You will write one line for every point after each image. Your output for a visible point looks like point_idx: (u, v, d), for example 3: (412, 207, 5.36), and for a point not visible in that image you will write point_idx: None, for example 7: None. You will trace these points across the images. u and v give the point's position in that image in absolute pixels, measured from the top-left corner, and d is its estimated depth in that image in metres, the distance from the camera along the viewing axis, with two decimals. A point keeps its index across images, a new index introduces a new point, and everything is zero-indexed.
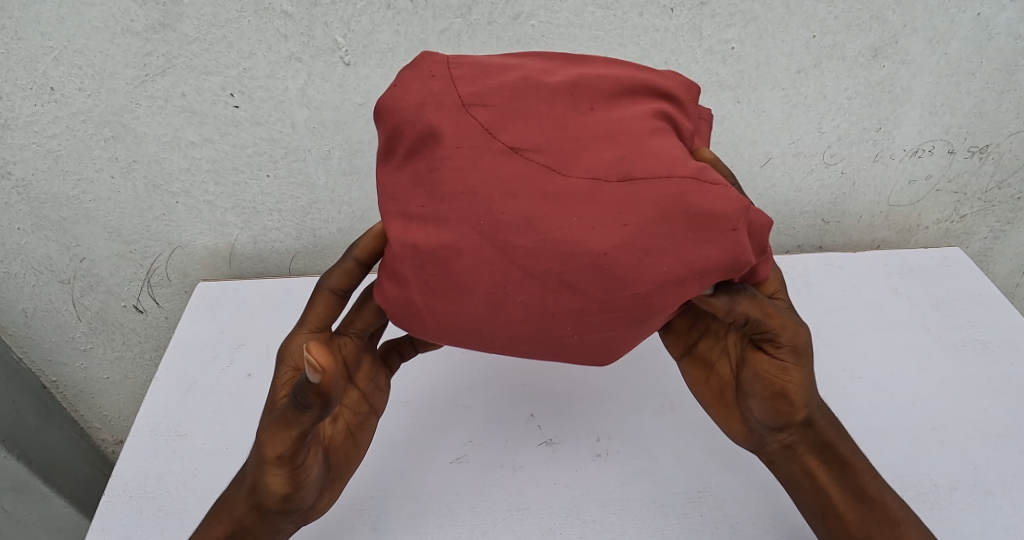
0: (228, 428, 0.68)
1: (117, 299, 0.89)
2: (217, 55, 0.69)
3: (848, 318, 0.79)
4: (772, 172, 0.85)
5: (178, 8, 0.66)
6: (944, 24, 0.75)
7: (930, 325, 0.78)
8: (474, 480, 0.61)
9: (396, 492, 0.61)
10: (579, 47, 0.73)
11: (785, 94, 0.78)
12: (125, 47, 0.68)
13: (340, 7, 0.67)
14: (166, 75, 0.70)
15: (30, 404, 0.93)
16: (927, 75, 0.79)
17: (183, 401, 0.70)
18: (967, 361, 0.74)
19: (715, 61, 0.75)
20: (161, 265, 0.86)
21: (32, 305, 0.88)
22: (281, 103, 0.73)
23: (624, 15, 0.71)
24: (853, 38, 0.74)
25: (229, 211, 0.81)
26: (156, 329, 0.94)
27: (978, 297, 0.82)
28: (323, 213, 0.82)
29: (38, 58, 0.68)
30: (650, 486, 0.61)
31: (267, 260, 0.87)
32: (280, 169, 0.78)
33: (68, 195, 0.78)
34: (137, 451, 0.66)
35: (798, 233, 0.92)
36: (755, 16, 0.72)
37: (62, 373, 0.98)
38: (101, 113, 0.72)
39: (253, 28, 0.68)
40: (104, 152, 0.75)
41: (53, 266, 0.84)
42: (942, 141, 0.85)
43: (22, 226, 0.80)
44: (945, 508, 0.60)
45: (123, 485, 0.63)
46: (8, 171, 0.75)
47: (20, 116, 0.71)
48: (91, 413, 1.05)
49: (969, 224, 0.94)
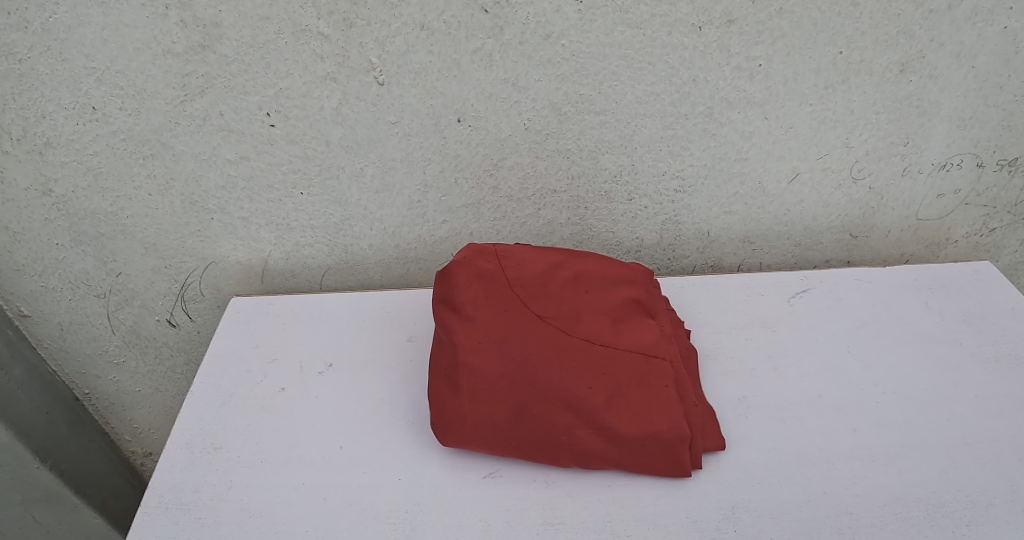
0: (262, 440, 0.68)
1: (152, 313, 0.91)
2: (255, 75, 0.71)
3: (880, 333, 0.78)
4: (800, 187, 0.85)
5: (218, 30, 0.68)
6: (972, 38, 0.75)
7: (963, 340, 0.77)
8: (508, 495, 0.62)
9: (431, 505, 0.61)
10: (609, 66, 0.73)
11: (813, 110, 0.78)
12: (166, 68, 0.70)
13: (375, 28, 0.68)
14: (205, 95, 0.72)
15: (63, 416, 0.96)
16: (955, 89, 0.78)
17: (218, 415, 0.71)
18: (1001, 377, 0.73)
19: (743, 77, 0.75)
20: (195, 280, 0.88)
21: (67, 319, 0.90)
22: (316, 122, 0.74)
23: (653, 34, 0.71)
24: (881, 53, 0.75)
25: (263, 227, 0.83)
26: (188, 343, 0.95)
27: (1013, 311, 0.81)
28: (355, 229, 0.84)
29: (82, 78, 0.70)
30: (683, 501, 0.61)
31: (299, 276, 0.89)
32: (314, 186, 0.79)
33: (107, 210, 0.80)
34: (174, 463, 0.67)
35: (826, 248, 0.92)
36: (783, 33, 0.72)
37: (94, 386, 0.99)
38: (141, 132, 0.74)
39: (290, 48, 0.69)
40: (143, 170, 0.77)
41: (90, 280, 0.86)
42: (970, 154, 0.84)
43: (61, 241, 0.82)
44: (981, 524, 0.60)
45: (160, 496, 0.64)
46: (50, 188, 0.77)
47: (62, 134, 0.74)
48: (122, 425, 1.06)
49: (999, 237, 0.94)
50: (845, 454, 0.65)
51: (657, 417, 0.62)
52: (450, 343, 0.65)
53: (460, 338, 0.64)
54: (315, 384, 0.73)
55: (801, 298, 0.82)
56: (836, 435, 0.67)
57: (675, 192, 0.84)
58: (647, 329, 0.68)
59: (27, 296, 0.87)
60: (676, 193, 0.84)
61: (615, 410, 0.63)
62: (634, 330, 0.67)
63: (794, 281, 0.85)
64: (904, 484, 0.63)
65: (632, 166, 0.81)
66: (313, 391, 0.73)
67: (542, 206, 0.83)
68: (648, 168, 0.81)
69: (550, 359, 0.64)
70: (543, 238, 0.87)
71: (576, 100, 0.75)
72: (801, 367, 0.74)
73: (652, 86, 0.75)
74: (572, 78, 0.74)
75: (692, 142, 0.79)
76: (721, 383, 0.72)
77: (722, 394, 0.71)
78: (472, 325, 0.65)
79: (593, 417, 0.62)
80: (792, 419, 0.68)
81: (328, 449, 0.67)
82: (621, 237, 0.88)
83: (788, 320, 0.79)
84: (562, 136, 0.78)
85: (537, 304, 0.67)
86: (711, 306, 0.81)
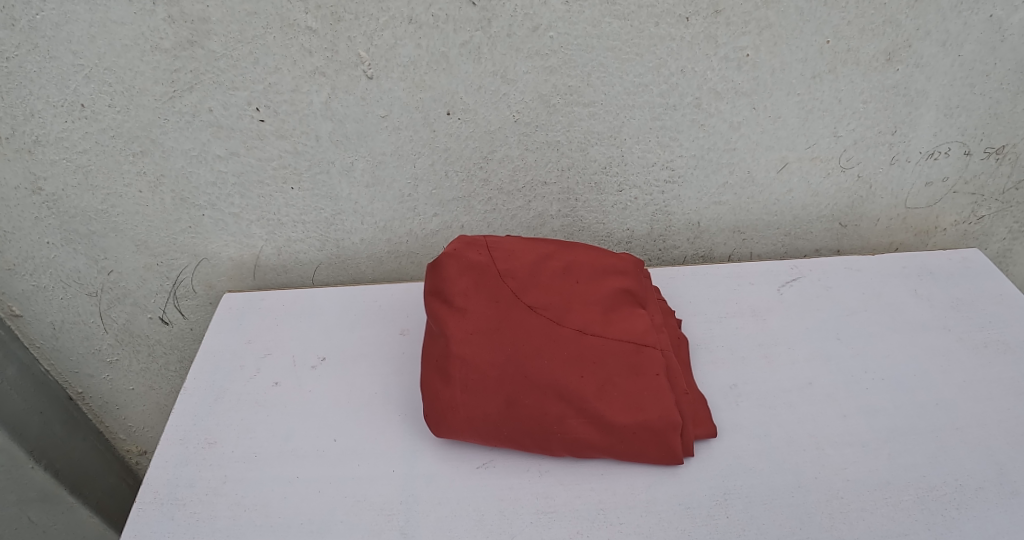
0: (256, 435, 0.69)
1: (144, 310, 0.91)
2: (244, 70, 0.71)
3: (870, 321, 0.79)
4: (789, 177, 0.85)
5: (206, 26, 0.68)
6: (957, 26, 0.75)
7: (951, 326, 0.78)
8: (502, 483, 0.62)
9: (425, 496, 0.62)
10: (596, 57, 0.73)
11: (800, 100, 0.79)
12: (155, 64, 0.70)
13: (364, 22, 0.68)
14: (193, 91, 0.72)
15: (56, 416, 0.96)
16: (941, 77, 0.79)
17: (212, 410, 0.71)
18: (989, 362, 0.74)
19: (731, 68, 0.75)
20: (187, 277, 0.88)
21: (59, 318, 0.90)
22: (305, 116, 0.74)
23: (641, 25, 0.71)
24: (867, 43, 0.75)
25: (254, 223, 0.83)
26: (180, 341, 0.95)
27: (1000, 298, 0.82)
28: (346, 224, 0.84)
29: (70, 75, 0.70)
30: (675, 488, 0.62)
31: (291, 272, 0.89)
32: (304, 181, 0.80)
33: (97, 208, 0.80)
34: (168, 459, 0.67)
35: (815, 237, 0.93)
36: (770, 23, 0.72)
37: (87, 385, 0.99)
38: (130, 129, 0.74)
39: (279, 43, 0.69)
40: (133, 167, 0.77)
41: (81, 279, 0.86)
42: (957, 143, 0.85)
43: (52, 240, 0.82)
44: (969, 507, 0.61)
45: (155, 492, 0.64)
46: (39, 186, 0.77)
47: (51, 132, 0.73)
48: (116, 424, 1.06)
49: (986, 225, 0.94)
50: (836, 440, 0.66)
51: (648, 406, 0.63)
52: (442, 334, 0.65)
53: (452, 329, 0.64)
54: (308, 379, 0.73)
55: (791, 287, 0.83)
56: (826, 421, 0.68)
57: (665, 183, 0.84)
58: (638, 318, 0.68)
59: (18, 296, 0.86)
60: (666, 184, 0.84)
61: (606, 398, 0.63)
62: (625, 320, 0.68)
63: (784, 270, 0.86)
64: (894, 469, 0.64)
65: (622, 158, 0.81)
66: (305, 385, 0.73)
67: (532, 198, 0.84)
68: (638, 159, 0.82)
69: (541, 349, 0.64)
70: (534, 230, 0.87)
71: (565, 92, 0.75)
72: (791, 354, 0.75)
73: (641, 77, 0.75)
74: (560, 70, 0.74)
75: (681, 133, 0.80)
76: (712, 372, 0.72)
77: (714, 382, 0.71)
78: (463, 317, 0.65)
79: (584, 406, 0.62)
80: (783, 406, 0.69)
81: (322, 442, 0.67)
82: (612, 228, 0.88)
83: (779, 308, 0.80)
84: (552, 128, 0.78)
85: (528, 295, 0.68)
86: (702, 296, 0.82)
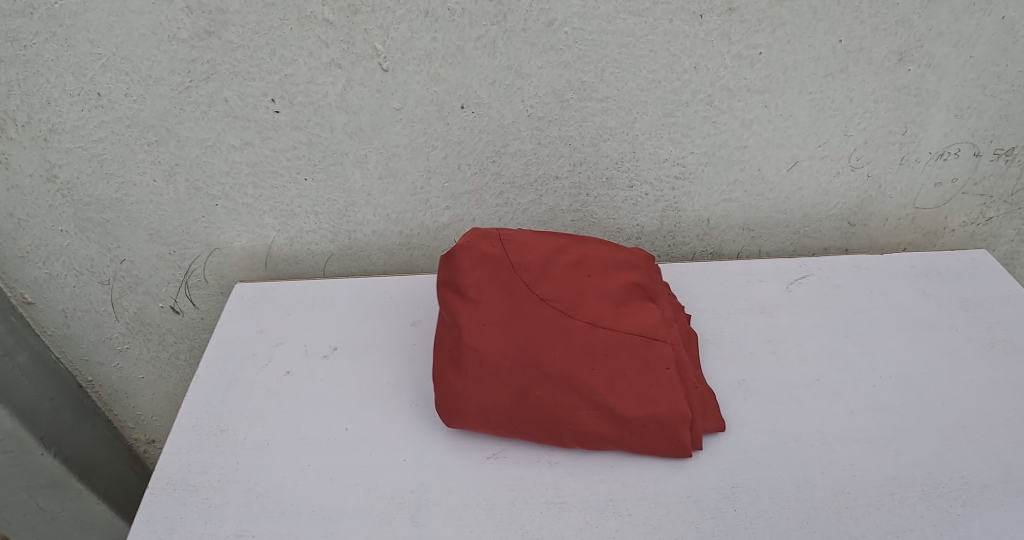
0: (268, 422, 0.69)
1: (156, 299, 0.92)
2: (261, 61, 0.71)
3: (878, 319, 0.79)
4: (800, 175, 0.86)
5: (224, 16, 0.68)
6: (970, 27, 0.75)
7: (959, 326, 0.79)
8: (512, 474, 0.63)
9: (436, 485, 0.63)
10: (610, 53, 0.74)
11: (812, 98, 0.79)
12: (171, 54, 0.70)
13: (380, 14, 0.69)
14: (210, 81, 0.72)
15: (66, 403, 0.96)
16: (953, 78, 0.79)
17: (224, 398, 0.72)
18: (996, 362, 0.74)
19: (744, 65, 0.76)
20: (199, 266, 0.88)
21: (71, 305, 0.91)
22: (320, 108, 0.75)
23: (655, 21, 0.72)
24: (880, 42, 0.75)
25: (267, 214, 0.84)
26: (191, 330, 0.96)
27: (1008, 298, 0.82)
28: (358, 215, 0.84)
29: (87, 64, 0.71)
30: (684, 481, 0.62)
31: (302, 262, 0.89)
32: (317, 172, 0.80)
33: (111, 197, 0.81)
34: (181, 445, 0.68)
35: (824, 236, 0.93)
36: (783, 21, 0.73)
37: (97, 373, 1.00)
38: (146, 118, 0.75)
39: (295, 35, 0.70)
40: (148, 156, 0.78)
41: (94, 267, 0.87)
42: (967, 143, 0.85)
43: (66, 228, 0.82)
44: (976, 504, 0.62)
45: (168, 477, 0.65)
46: (55, 174, 0.78)
47: (67, 120, 0.74)
48: (125, 413, 1.07)
49: (995, 226, 0.95)
50: (843, 436, 0.67)
51: (658, 399, 0.63)
52: (455, 325, 0.66)
53: (465, 320, 0.65)
54: (320, 368, 0.74)
55: (800, 285, 0.83)
56: (834, 418, 0.68)
57: (676, 179, 0.84)
58: (648, 312, 0.69)
59: (31, 283, 0.87)
60: (677, 180, 0.84)
61: (617, 391, 0.64)
62: (636, 314, 0.68)
63: (793, 268, 0.86)
64: (900, 466, 0.64)
65: (634, 153, 0.82)
66: (317, 374, 0.73)
67: (543, 192, 0.84)
68: (650, 155, 0.82)
69: (553, 342, 0.65)
70: (545, 224, 0.87)
71: (578, 87, 0.76)
72: (800, 351, 0.75)
73: (654, 73, 0.75)
74: (574, 66, 0.74)
75: (693, 129, 0.80)
76: (721, 367, 0.73)
77: (722, 377, 0.72)
78: (476, 308, 0.66)
79: (595, 398, 0.63)
80: (790, 402, 0.69)
81: (333, 431, 0.68)
82: (622, 224, 0.89)
83: (787, 305, 0.80)
84: (564, 123, 0.78)
85: (541, 288, 0.68)
86: (710, 292, 0.82)
